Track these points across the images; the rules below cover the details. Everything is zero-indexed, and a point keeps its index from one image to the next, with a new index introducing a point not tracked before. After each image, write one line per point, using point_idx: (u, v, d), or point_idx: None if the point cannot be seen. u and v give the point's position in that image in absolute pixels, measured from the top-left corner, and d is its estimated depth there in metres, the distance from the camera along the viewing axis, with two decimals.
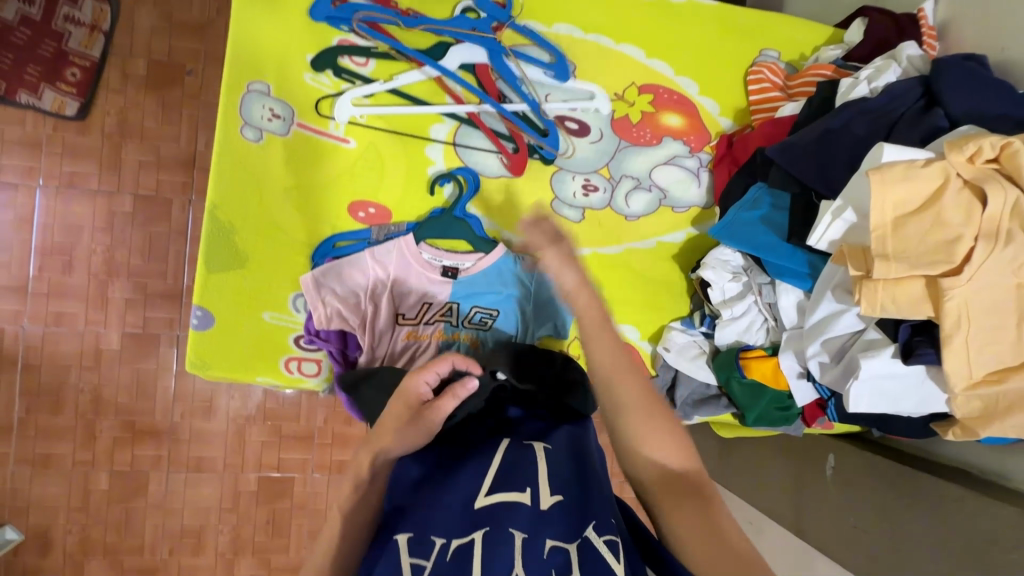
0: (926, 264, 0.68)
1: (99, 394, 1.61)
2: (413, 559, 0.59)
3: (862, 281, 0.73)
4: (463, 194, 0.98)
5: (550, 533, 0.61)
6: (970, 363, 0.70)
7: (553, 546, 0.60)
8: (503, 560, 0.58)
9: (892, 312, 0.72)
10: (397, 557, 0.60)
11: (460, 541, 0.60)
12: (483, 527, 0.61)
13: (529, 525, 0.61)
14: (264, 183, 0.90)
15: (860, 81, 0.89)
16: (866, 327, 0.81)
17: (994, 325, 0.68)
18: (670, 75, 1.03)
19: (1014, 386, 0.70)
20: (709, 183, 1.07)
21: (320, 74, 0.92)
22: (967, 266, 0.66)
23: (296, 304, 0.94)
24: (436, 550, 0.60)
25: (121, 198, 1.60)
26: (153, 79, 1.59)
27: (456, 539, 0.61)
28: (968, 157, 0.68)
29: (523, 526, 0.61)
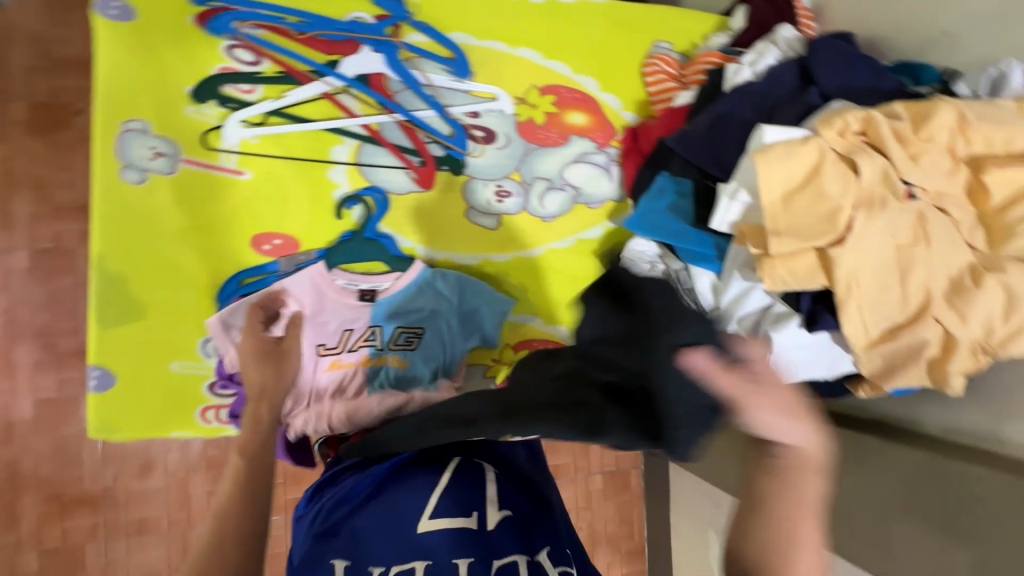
0: (817, 235, 0.71)
1: (15, 470, 1.48)
2: None
3: (762, 259, 0.75)
4: (375, 213, 0.96)
5: (496, 555, 0.67)
6: (865, 323, 0.74)
7: (500, 566, 0.66)
8: None
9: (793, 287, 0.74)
10: None
11: (401, 569, 0.65)
12: (423, 558, 0.66)
13: (472, 548, 0.67)
14: (154, 226, 0.85)
15: (743, 66, 0.92)
16: (773, 301, 0.86)
17: (880, 286, 0.72)
18: (570, 74, 1.04)
19: (906, 340, 0.74)
20: (619, 177, 1.08)
21: (203, 105, 0.86)
22: (850, 235, 0.70)
23: (206, 349, 0.90)
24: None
25: (15, 254, 1.47)
26: (37, 122, 1.47)
27: (395, 566, 0.65)
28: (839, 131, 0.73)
29: (468, 552, 0.67)
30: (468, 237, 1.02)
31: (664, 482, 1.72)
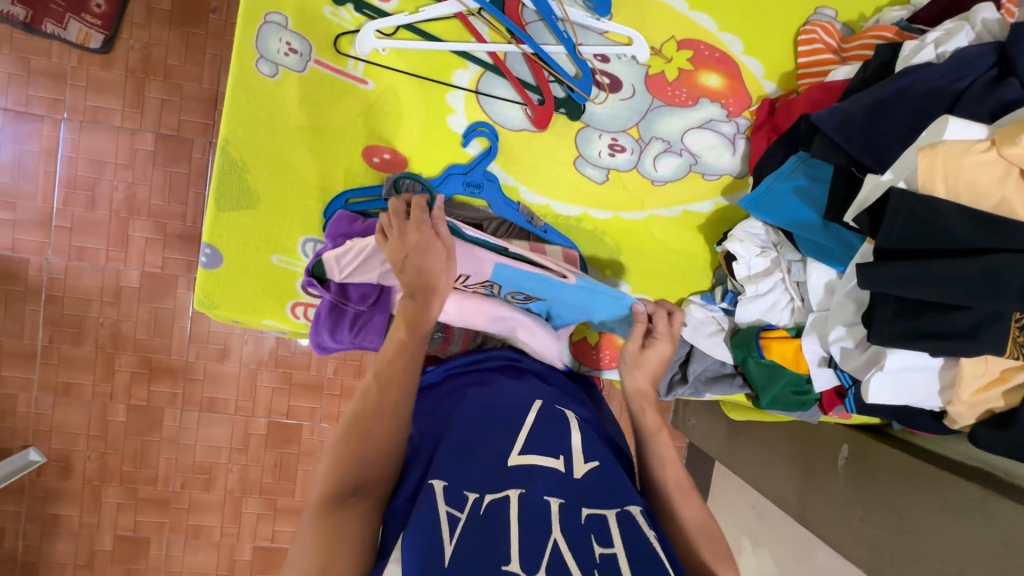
0: None
1: (118, 330, 1.65)
2: (449, 509, 0.59)
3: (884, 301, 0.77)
4: (488, 150, 0.96)
5: (586, 503, 0.62)
6: (984, 364, 0.70)
7: (590, 514, 0.61)
8: (541, 524, 0.58)
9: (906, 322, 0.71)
10: (434, 503, 0.59)
11: (494, 497, 0.61)
12: (518, 486, 0.62)
13: (564, 490, 0.63)
14: (277, 122, 0.87)
15: (926, 45, 0.79)
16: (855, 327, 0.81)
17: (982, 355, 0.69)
18: (713, 30, 0.94)
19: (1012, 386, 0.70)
20: (744, 151, 1.01)
21: (340, 7, 0.86)
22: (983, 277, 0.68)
23: (306, 249, 0.94)
24: (469, 503, 0.60)
25: (144, 137, 1.59)
26: (178, 15, 1.56)
27: (490, 493, 0.62)
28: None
29: (560, 493, 0.62)
30: (574, 186, 1.01)
31: (707, 480, 1.66)
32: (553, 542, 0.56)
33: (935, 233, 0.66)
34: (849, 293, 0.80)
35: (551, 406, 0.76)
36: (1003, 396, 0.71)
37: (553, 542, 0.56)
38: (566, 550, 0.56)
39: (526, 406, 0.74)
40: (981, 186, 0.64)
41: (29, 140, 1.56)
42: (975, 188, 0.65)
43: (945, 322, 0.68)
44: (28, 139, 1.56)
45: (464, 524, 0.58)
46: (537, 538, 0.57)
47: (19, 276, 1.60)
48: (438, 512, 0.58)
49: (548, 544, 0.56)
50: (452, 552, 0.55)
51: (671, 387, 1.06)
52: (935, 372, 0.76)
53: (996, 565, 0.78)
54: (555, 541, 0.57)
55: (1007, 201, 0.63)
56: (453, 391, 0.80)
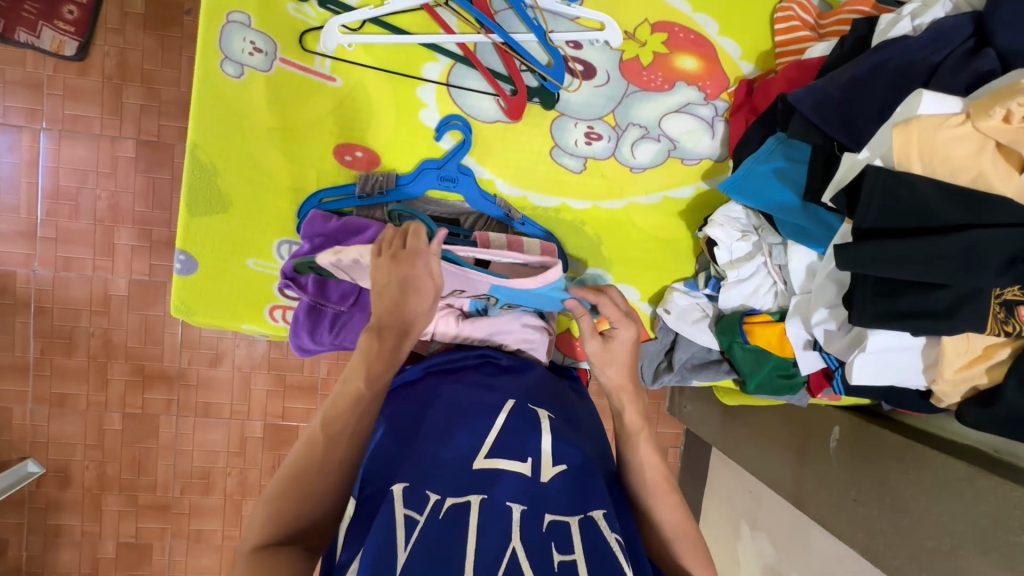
0: None
1: (109, 339, 1.65)
2: (407, 511, 0.59)
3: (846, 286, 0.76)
4: (462, 143, 0.94)
5: (548, 509, 0.63)
6: (966, 342, 0.69)
7: (551, 521, 0.61)
8: (500, 531, 0.58)
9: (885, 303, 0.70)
10: (392, 508, 0.60)
11: (456, 500, 0.61)
12: (479, 491, 0.62)
13: (528, 498, 0.63)
14: (247, 124, 0.86)
15: (902, 17, 0.77)
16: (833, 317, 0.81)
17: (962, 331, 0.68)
18: (688, 11, 0.92)
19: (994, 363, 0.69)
20: (723, 134, 0.99)
21: (303, 3, 0.83)
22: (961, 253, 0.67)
23: (281, 251, 0.93)
24: (430, 505, 0.61)
25: (124, 143, 1.58)
26: (152, 18, 1.54)
27: (451, 497, 0.62)
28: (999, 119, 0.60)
29: (521, 499, 0.63)
30: (553, 177, 1.00)
31: (705, 465, 1.66)
32: (512, 549, 0.57)
33: (911, 210, 0.65)
34: (830, 276, 0.79)
35: (523, 406, 0.76)
36: (986, 373, 0.70)
37: (512, 548, 0.57)
38: (523, 556, 0.57)
39: (498, 407, 0.74)
40: (957, 160, 0.63)
41: (8, 151, 1.55)
42: (952, 163, 0.63)
43: (924, 301, 0.67)
44: (8, 150, 1.55)
45: (422, 528, 0.58)
46: (495, 545, 0.57)
47: (7, 289, 1.60)
48: (395, 515, 0.59)
49: (506, 552, 0.56)
50: (407, 558, 0.55)
51: (658, 375, 1.08)
52: (919, 352, 0.75)
53: (984, 542, 0.78)
54: (512, 549, 0.57)
55: (983, 174, 0.62)
56: (429, 385, 0.80)
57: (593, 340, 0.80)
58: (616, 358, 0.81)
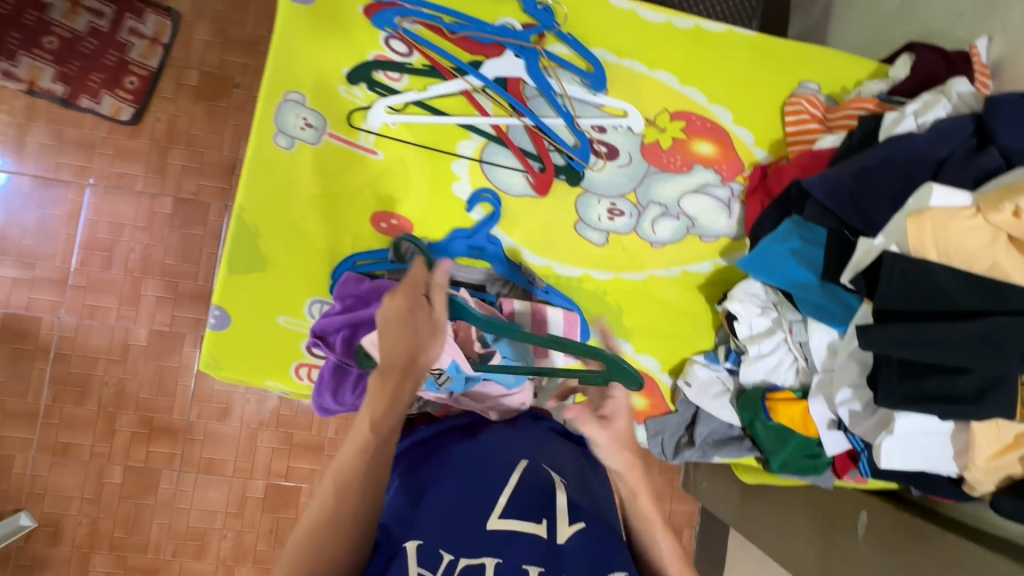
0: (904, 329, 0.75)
1: (122, 389, 1.65)
2: (420, 569, 0.59)
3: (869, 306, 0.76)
4: (491, 215, 0.98)
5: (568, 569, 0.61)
6: (997, 429, 0.69)
7: None
8: None
9: (915, 386, 0.70)
10: (406, 562, 0.60)
11: (470, 562, 0.60)
12: (494, 554, 0.61)
13: (545, 558, 0.61)
14: (292, 190, 0.92)
15: (906, 116, 0.84)
16: (855, 399, 0.81)
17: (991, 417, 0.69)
18: (704, 103, 1.02)
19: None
20: (740, 215, 1.04)
21: (354, 87, 0.95)
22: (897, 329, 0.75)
23: (312, 310, 0.94)
24: (444, 565, 0.60)
25: (163, 201, 1.67)
26: (204, 89, 1.67)
27: (465, 558, 0.61)
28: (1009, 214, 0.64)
29: (539, 559, 0.61)
30: (575, 250, 1.03)
31: (722, 549, 1.57)
32: None
33: (934, 294, 0.67)
34: (852, 355, 0.80)
35: (537, 465, 0.73)
36: (1019, 462, 0.70)
37: None
38: None
39: (510, 466, 0.71)
40: (971, 250, 0.66)
41: (54, 204, 1.64)
42: (968, 252, 0.66)
43: (954, 385, 0.67)
44: (53, 204, 1.64)
45: None
46: None
47: (31, 335, 1.63)
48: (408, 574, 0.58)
49: None
50: None
51: (678, 450, 1.05)
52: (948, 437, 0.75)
53: None
54: None
55: (998, 263, 0.65)
56: (441, 444, 0.79)
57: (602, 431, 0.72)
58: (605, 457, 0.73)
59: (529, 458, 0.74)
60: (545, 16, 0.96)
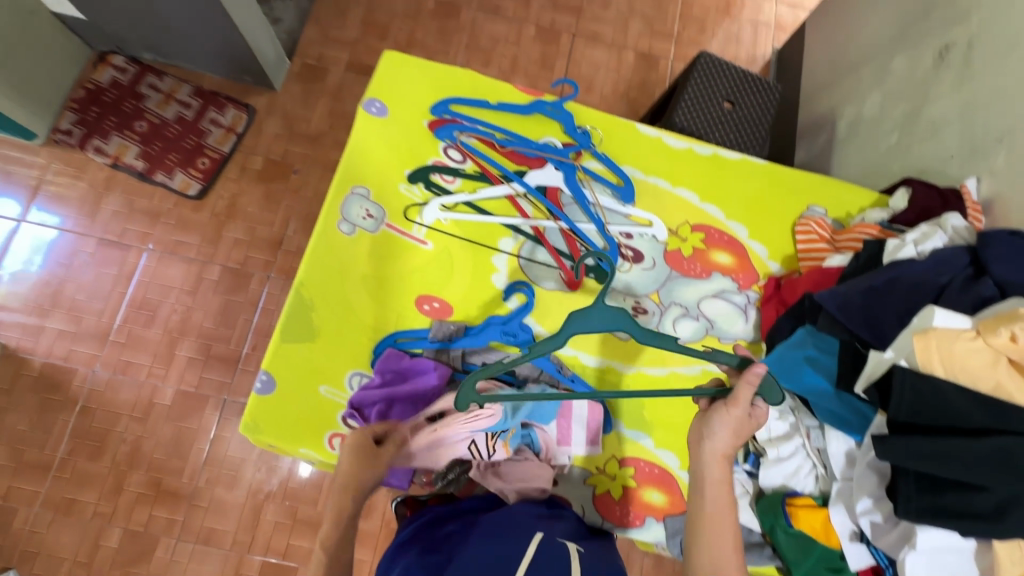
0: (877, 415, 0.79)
1: (138, 446, 1.67)
2: None
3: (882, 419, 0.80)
4: (525, 305, 1.05)
5: None
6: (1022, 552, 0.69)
7: None
8: None
9: (931, 500, 0.72)
10: None
11: None
12: None
13: None
14: (347, 271, 1.02)
15: (906, 244, 0.93)
16: (873, 508, 0.82)
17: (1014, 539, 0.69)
18: (722, 219, 1.14)
19: None
20: (756, 321, 1.10)
21: (413, 185, 1.08)
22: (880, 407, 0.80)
23: (351, 382, 0.99)
24: None
25: (212, 268, 1.79)
26: (266, 173, 1.87)
27: None
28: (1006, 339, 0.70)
29: None
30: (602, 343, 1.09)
31: None
32: None
33: (942, 409, 0.71)
34: (871, 464, 0.82)
35: (551, 538, 0.78)
36: None
37: None
38: None
39: (526, 538, 0.76)
40: (975, 370, 0.71)
41: (112, 264, 1.77)
42: (971, 371, 0.71)
43: (969, 502, 0.69)
44: (111, 264, 1.77)
45: None
46: None
47: (62, 386, 1.69)
48: None
49: None
50: None
51: None
52: (971, 557, 0.74)
53: None
54: None
55: (1002, 384, 0.70)
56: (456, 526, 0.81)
57: (738, 410, 0.77)
58: (713, 430, 0.78)
59: (542, 531, 0.80)
60: (581, 138, 1.14)
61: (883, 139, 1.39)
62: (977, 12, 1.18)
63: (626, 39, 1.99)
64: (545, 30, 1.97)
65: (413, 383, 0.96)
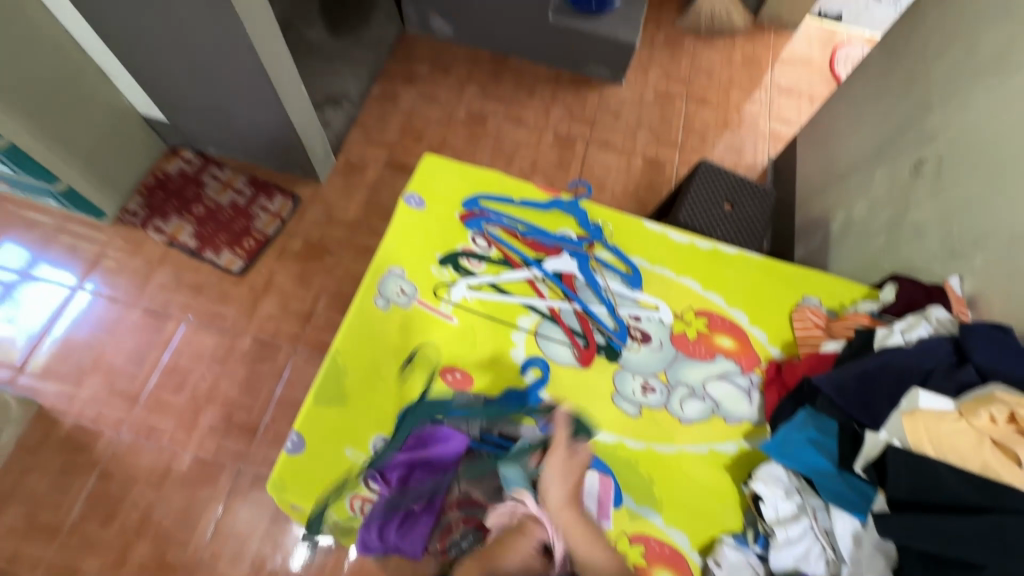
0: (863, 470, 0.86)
1: (148, 514, 1.68)
2: None
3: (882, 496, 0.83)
4: (541, 379, 1.13)
5: None
6: None
7: None
8: None
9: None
10: None
11: None
12: None
13: None
14: (379, 340, 1.13)
15: (893, 333, 1.01)
16: None
17: None
18: (724, 305, 1.24)
19: None
20: (760, 404, 1.15)
21: (443, 267, 1.21)
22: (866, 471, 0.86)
23: (375, 446, 1.05)
24: None
25: (244, 339, 1.91)
26: (304, 254, 2.05)
27: None
28: (986, 420, 0.77)
29: None
30: (612, 418, 1.12)
31: None
32: None
33: (935, 486, 0.75)
34: (877, 546, 0.87)
35: None
36: None
37: None
38: None
39: None
40: (962, 450, 0.76)
41: (153, 332, 1.90)
42: (958, 450, 0.76)
43: None
44: (152, 331, 1.90)
45: None
46: None
47: (87, 448, 1.74)
48: None
49: None
50: None
51: None
52: None
53: None
54: None
55: (989, 464, 0.74)
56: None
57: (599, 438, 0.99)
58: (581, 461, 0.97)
59: None
60: (594, 231, 1.29)
61: (872, 240, 1.51)
62: (942, 134, 1.35)
63: (635, 146, 2.23)
64: (562, 137, 2.23)
65: (430, 448, 1.03)
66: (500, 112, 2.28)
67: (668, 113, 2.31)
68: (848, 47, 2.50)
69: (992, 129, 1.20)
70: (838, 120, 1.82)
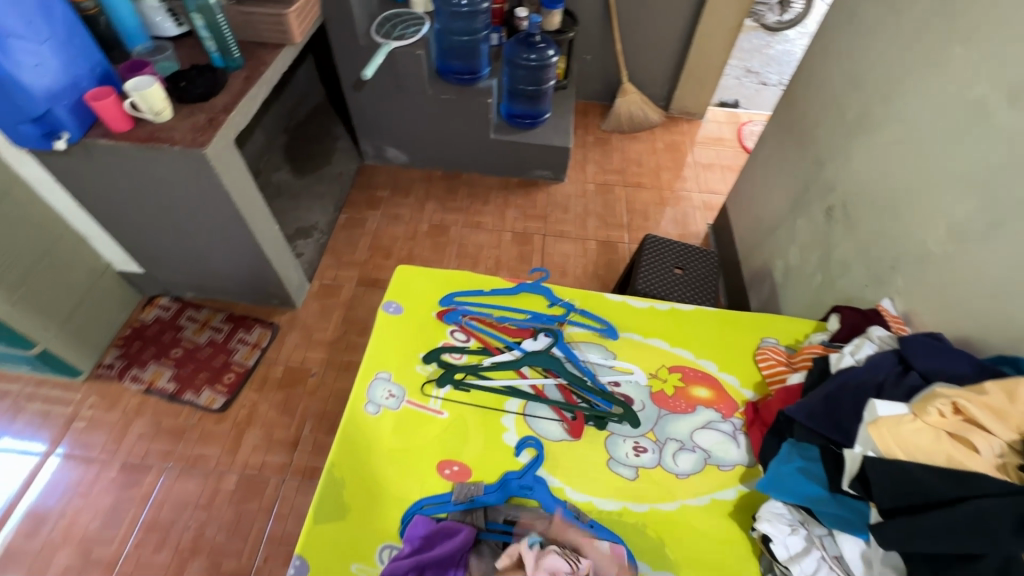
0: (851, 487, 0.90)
1: None
2: None
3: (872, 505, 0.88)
4: (537, 457, 1.16)
5: None
6: None
7: None
8: None
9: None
10: None
11: None
12: None
13: None
14: (373, 447, 1.15)
15: (845, 355, 1.11)
16: None
17: None
18: (692, 358, 1.33)
19: None
20: (747, 445, 1.20)
21: (427, 364, 1.28)
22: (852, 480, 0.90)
23: (382, 556, 1.04)
24: None
25: (230, 477, 1.85)
26: (285, 380, 2.06)
27: None
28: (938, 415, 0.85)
29: None
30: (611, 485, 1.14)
31: None
32: None
33: (915, 486, 0.81)
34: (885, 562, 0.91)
35: None
36: None
37: None
38: None
39: None
40: (926, 447, 0.83)
41: (131, 487, 1.82)
42: (923, 448, 0.83)
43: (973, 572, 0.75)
44: (130, 486, 1.82)
45: None
46: None
47: None
48: None
49: None
50: None
51: None
52: None
53: None
54: None
55: (952, 455, 0.81)
56: None
57: None
58: None
59: None
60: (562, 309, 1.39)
61: (811, 280, 1.67)
62: (840, 183, 1.57)
63: (587, 232, 2.44)
64: (519, 234, 2.43)
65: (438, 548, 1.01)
66: (459, 221, 2.48)
67: (610, 200, 2.57)
68: (750, 125, 2.90)
69: (877, 174, 1.42)
70: (756, 184, 2.08)
